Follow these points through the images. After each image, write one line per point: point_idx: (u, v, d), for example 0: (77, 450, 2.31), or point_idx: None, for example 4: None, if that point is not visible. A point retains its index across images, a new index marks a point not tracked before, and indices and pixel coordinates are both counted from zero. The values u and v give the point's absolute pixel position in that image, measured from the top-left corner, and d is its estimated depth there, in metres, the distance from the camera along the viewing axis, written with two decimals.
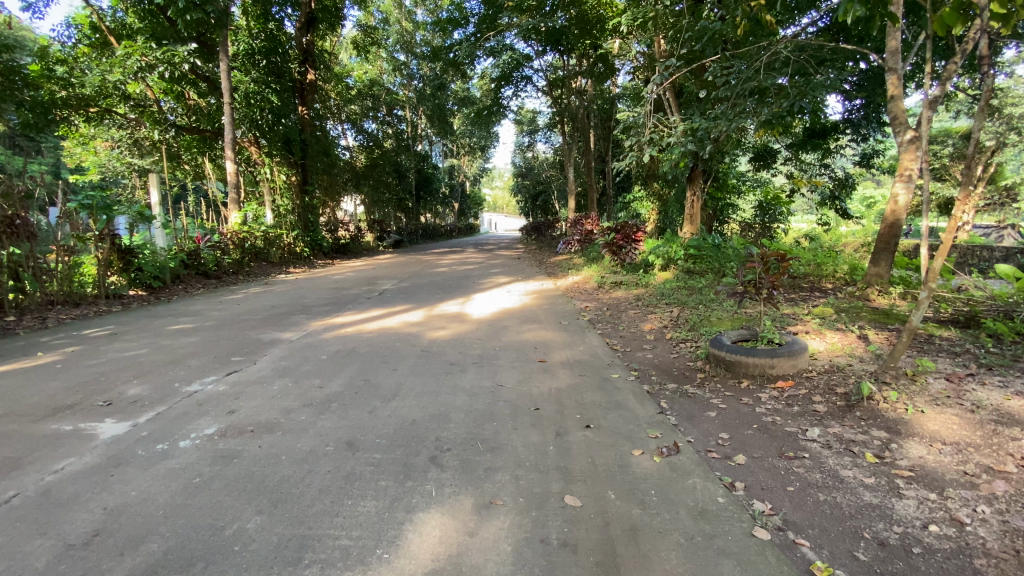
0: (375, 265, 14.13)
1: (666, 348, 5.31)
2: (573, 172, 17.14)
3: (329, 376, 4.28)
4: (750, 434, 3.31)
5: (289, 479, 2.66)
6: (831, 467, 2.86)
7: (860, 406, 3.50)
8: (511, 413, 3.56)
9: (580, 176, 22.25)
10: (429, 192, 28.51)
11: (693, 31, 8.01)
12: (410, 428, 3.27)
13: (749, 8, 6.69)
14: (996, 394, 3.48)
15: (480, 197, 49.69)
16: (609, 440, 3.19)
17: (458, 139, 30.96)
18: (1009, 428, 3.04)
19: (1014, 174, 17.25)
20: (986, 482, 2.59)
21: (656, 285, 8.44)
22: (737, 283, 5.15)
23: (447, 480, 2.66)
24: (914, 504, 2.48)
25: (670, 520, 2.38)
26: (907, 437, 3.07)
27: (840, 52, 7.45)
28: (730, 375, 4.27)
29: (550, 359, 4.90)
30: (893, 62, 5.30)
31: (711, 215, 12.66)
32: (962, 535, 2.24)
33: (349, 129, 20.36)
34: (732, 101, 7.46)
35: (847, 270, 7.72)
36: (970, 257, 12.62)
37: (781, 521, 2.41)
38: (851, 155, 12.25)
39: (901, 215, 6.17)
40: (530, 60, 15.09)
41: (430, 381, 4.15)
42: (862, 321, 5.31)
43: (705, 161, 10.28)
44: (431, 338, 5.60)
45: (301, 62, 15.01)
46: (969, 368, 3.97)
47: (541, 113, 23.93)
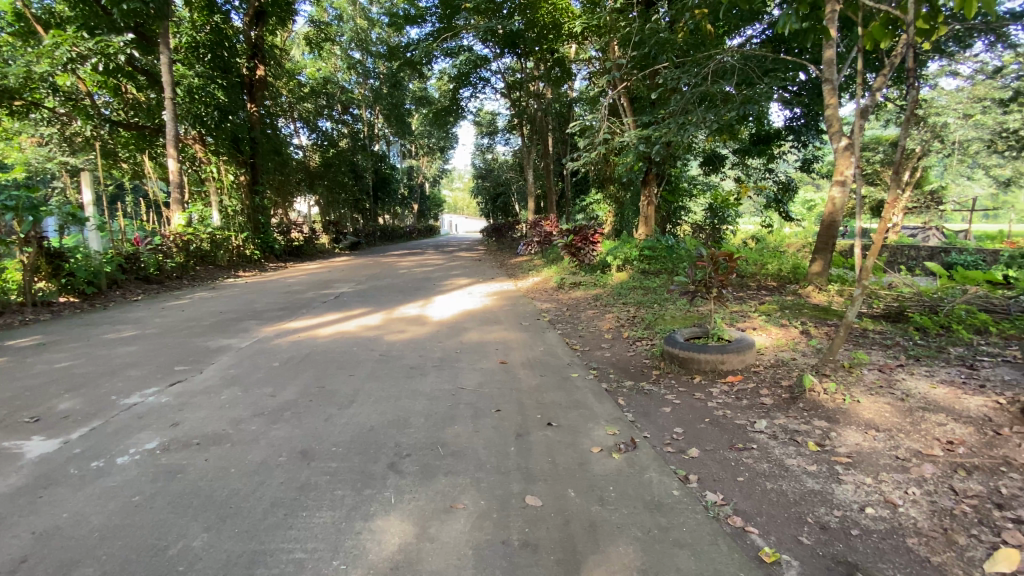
0: (330, 268, 13.75)
1: (624, 346, 5.45)
2: (532, 176, 17.15)
3: (281, 384, 4.12)
4: (701, 428, 3.43)
5: (239, 492, 2.54)
6: (777, 456, 3.01)
7: (803, 397, 3.69)
8: (472, 415, 3.54)
9: (539, 179, 22.39)
10: (387, 193, 27.94)
11: (644, 36, 8.22)
12: (367, 435, 3.20)
13: (692, 14, 7.03)
14: (923, 383, 3.76)
15: (440, 199, 48.99)
16: (569, 438, 3.24)
17: (416, 141, 30.55)
18: (934, 414, 3.29)
19: (938, 178, 18.62)
20: (916, 465, 2.79)
21: (614, 285, 8.66)
22: (686, 282, 5.32)
23: (406, 487, 2.61)
24: (852, 488, 2.64)
25: (628, 515, 2.43)
26: (846, 426, 3.27)
27: (782, 62, 7.65)
28: (684, 370, 4.45)
29: (511, 360, 4.93)
30: (830, 73, 5.48)
31: (664, 217, 13.23)
32: (895, 516, 2.40)
33: (303, 128, 19.90)
34: (684, 109, 7.73)
35: (790, 269, 8.19)
36: (899, 257, 13.56)
37: (732, 511, 2.51)
38: (792, 160, 12.83)
39: (837, 217, 6.54)
40: (487, 62, 14.99)
41: (389, 385, 4.08)
42: (804, 316, 5.63)
43: (658, 165, 10.71)
44: (390, 341, 5.51)
45: (250, 58, 14.55)
46: (899, 359, 4.28)
47: (500, 115, 23.86)
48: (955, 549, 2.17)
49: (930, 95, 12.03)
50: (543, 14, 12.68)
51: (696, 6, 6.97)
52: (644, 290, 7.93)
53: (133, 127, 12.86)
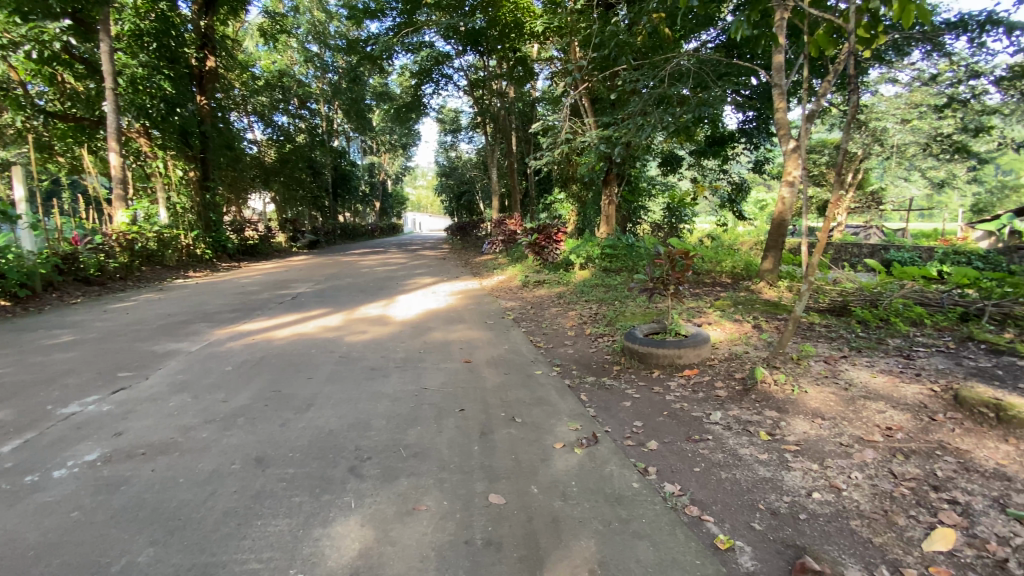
0: (287, 267, 13.31)
1: (586, 343, 5.53)
2: (496, 175, 17.10)
3: (235, 389, 3.96)
4: (660, 421, 3.53)
5: (189, 503, 2.43)
6: (731, 446, 3.12)
7: (755, 389, 3.85)
8: (435, 416, 3.51)
9: (503, 177, 22.39)
10: (347, 190, 27.27)
11: (603, 37, 8.34)
12: (326, 439, 3.12)
13: (650, 17, 7.15)
14: (864, 373, 3.99)
15: (402, 197, 48.20)
16: (532, 436, 3.26)
17: (377, 137, 29.95)
18: (873, 402, 3.50)
19: (878, 180, 19.79)
20: (858, 450, 2.96)
21: (577, 283, 8.76)
22: (645, 279, 5.46)
23: (367, 491, 2.57)
24: (801, 475, 2.77)
25: (590, 509, 2.47)
26: (795, 415, 3.43)
27: (735, 67, 7.91)
28: (643, 365, 4.55)
29: (475, 359, 4.91)
30: (779, 79, 5.71)
31: (623, 216, 13.63)
32: (839, 500, 2.54)
33: (257, 123, 19.18)
34: (643, 111, 7.89)
35: (742, 266, 8.54)
36: (843, 254, 14.30)
37: (689, 501, 2.59)
38: (746, 161, 13.11)
39: (786, 217, 6.85)
40: (449, 59, 14.85)
41: (349, 388, 3.99)
42: (756, 311, 5.87)
43: (619, 165, 10.93)
44: (350, 342, 5.39)
45: (199, 48, 13.92)
46: (842, 351, 4.53)
47: (463, 113, 23.69)
48: (895, 530, 2.31)
49: (870, 101, 12.74)
50: (505, 12, 12.67)
51: (653, 10, 7.15)
52: (607, 288, 8.07)
53: (71, 119, 12.03)
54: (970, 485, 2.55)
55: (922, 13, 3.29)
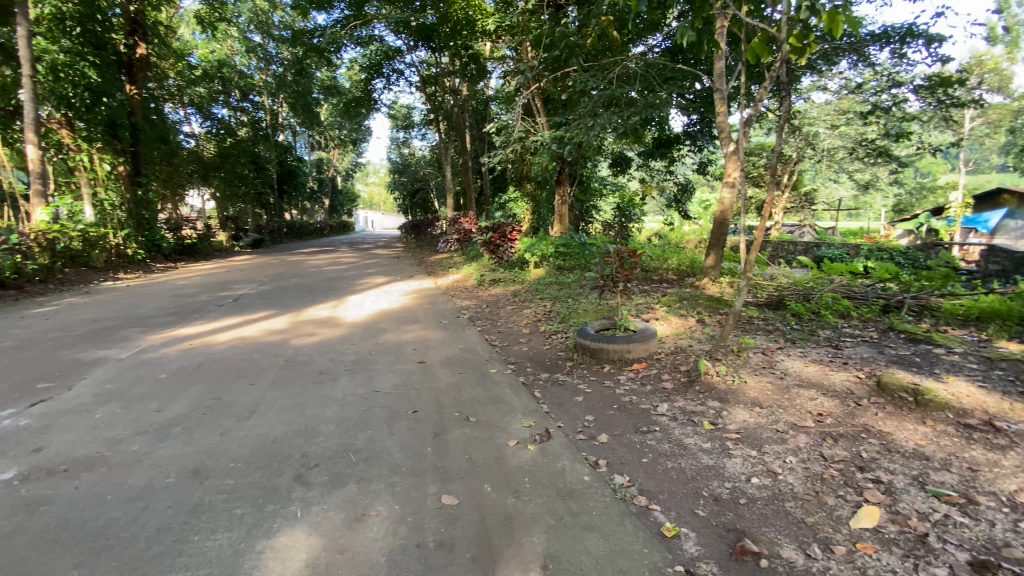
0: (230, 268, 12.67)
1: (540, 340, 5.59)
2: (451, 173, 16.94)
3: (170, 397, 3.74)
4: (611, 415, 3.62)
5: (118, 521, 2.27)
6: (677, 437, 3.25)
7: (699, 380, 4.03)
8: (387, 418, 3.45)
9: (457, 175, 22.22)
10: (294, 186, 26.23)
11: (554, 38, 8.44)
12: (271, 446, 3.00)
13: (599, 19, 7.29)
14: (798, 362, 4.25)
15: (353, 194, 46.87)
16: (486, 434, 3.26)
17: (326, 132, 28.98)
18: (806, 389, 3.74)
19: (810, 181, 21.03)
20: (792, 436, 3.15)
21: (531, 281, 8.83)
22: (596, 277, 5.58)
23: (314, 499, 2.49)
24: (741, 461, 2.92)
25: (542, 504, 2.50)
26: (735, 404, 3.61)
27: (680, 72, 8.18)
28: (595, 361, 4.66)
29: (428, 359, 4.86)
30: (720, 84, 5.97)
31: (576, 215, 13.78)
32: (776, 484, 2.69)
33: (194, 115, 18.11)
34: (593, 112, 8.06)
35: (687, 263, 8.90)
36: (780, 251, 15.08)
37: (638, 491, 2.67)
38: (689, 163, 13.46)
39: (727, 216, 7.19)
40: (400, 54, 14.56)
41: (296, 393, 3.85)
42: (700, 307, 6.13)
43: (571, 165, 11.12)
44: (297, 345, 5.20)
45: (128, 34, 12.99)
46: (778, 342, 4.81)
47: (415, 109, 23.30)
48: (825, 509, 2.47)
49: (803, 107, 13.53)
50: (456, 9, 12.57)
51: (603, 13, 7.29)
52: (560, 286, 8.18)
53: None
54: (890, 464, 2.77)
55: (850, 23, 3.56)
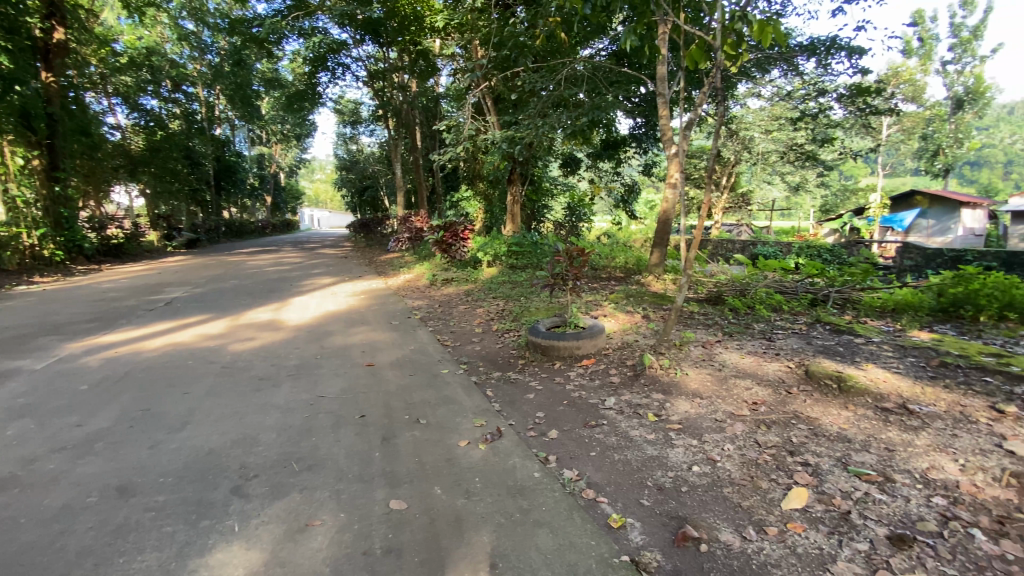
0: (162, 270, 11.85)
1: (492, 339, 5.60)
2: (401, 171, 16.61)
3: (92, 410, 3.46)
4: (560, 410, 3.68)
5: (30, 546, 2.09)
6: (623, 429, 3.35)
7: (644, 373, 4.17)
8: (333, 424, 3.34)
9: (407, 174, 21.82)
10: (233, 183, 24.89)
11: (503, 38, 8.47)
12: (208, 458, 2.85)
13: (547, 21, 7.38)
14: (735, 354, 4.49)
15: (298, 191, 45.03)
16: (436, 436, 3.23)
17: (267, 126, 27.69)
18: (741, 379, 3.96)
19: (748, 182, 22.19)
20: (730, 424, 3.32)
21: (484, 280, 8.82)
22: (546, 275, 5.65)
23: (254, 511, 2.38)
24: (683, 451, 3.05)
25: (492, 503, 2.51)
26: (678, 396, 3.76)
27: (625, 75, 8.43)
28: (546, 358, 4.72)
29: (377, 361, 4.75)
30: (662, 88, 6.18)
31: (529, 214, 13.89)
32: (715, 471, 2.83)
33: (119, 105, 16.80)
34: (542, 112, 8.14)
35: (634, 261, 9.19)
36: (720, 249, 15.79)
37: (586, 485, 2.74)
38: (636, 164, 13.90)
39: (670, 216, 7.48)
40: (345, 47, 14.12)
41: (234, 401, 3.67)
42: (646, 303, 6.34)
43: (522, 165, 11.21)
44: (237, 351, 4.95)
45: (44, 17, 11.65)
46: (717, 336, 5.06)
47: (363, 105, 22.68)
48: (760, 493, 2.62)
49: (740, 112, 14.28)
50: (404, 3, 12.38)
51: (551, 15, 7.37)
52: (513, 285, 8.23)
53: None
54: (817, 447, 2.97)
55: (777, 34, 3.76)
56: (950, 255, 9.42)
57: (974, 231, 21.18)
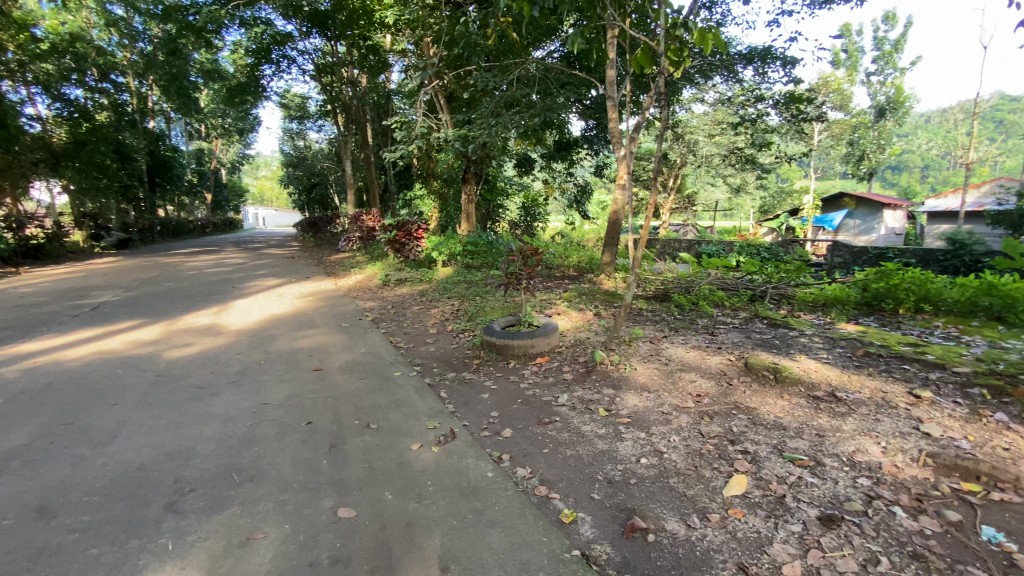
0: (88, 272, 11.00)
1: (446, 339, 5.56)
2: (351, 168, 16.15)
3: (5, 427, 3.17)
4: (514, 409, 3.70)
5: None
6: (576, 425, 3.41)
7: (596, 370, 4.26)
8: (278, 432, 3.22)
9: (358, 171, 21.28)
10: (169, 179, 23.42)
11: (454, 36, 8.42)
12: (139, 474, 2.67)
13: (498, 21, 7.38)
14: (680, 349, 4.66)
15: (242, 189, 42.98)
16: (387, 440, 3.17)
17: (207, 120, 26.26)
18: (687, 373, 4.12)
19: (693, 184, 23.09)
20: (676, 416, 3.45)
21: (438, 280, 8.74)
22: (500, 275, 5.67)
23: (189, 528, 2.26)
24: (632, 444, 3.14)
25: (445, 506, 2.49)
26: (628, 391, 3.87)
27: (575, 78, 8.59)
28: (500, 357, 4.74)
29: (326, 365, 4.61)
30: (611, 92, 6.32)
31: (483, 214, 13.87)
32: (662, 462, 2.93)
33: (38, 94, 15.45)
34: (494, 111, 8.15)
35: (586, 260, 9.37)
36: (669, 248, 16.36)
37: (538, 482, 2.76)
38: (588, 166, 14.22)
39: (620, 216, 7.68)
40: (290, 39, 13.60)
41: (170, 412, 3.46)
42: (597, 301, 6.48)
43: (476, 164, 11.19)
44: (173, 358, 4.67)
45: None
46: (664, 331, 5.24)
47: (310, 100, 21.93)
48: (704, 482, 2.73)
49: (685, 116, 14.86)
50: None
51: (502, 15, 7.39)
52: (467, 285, 8.19)
53: None
54: (755, 436, 3.13)
55: (717, 42, 3.92)
56: (874, 253, 10.17)
57: (895, 230, 22.99)
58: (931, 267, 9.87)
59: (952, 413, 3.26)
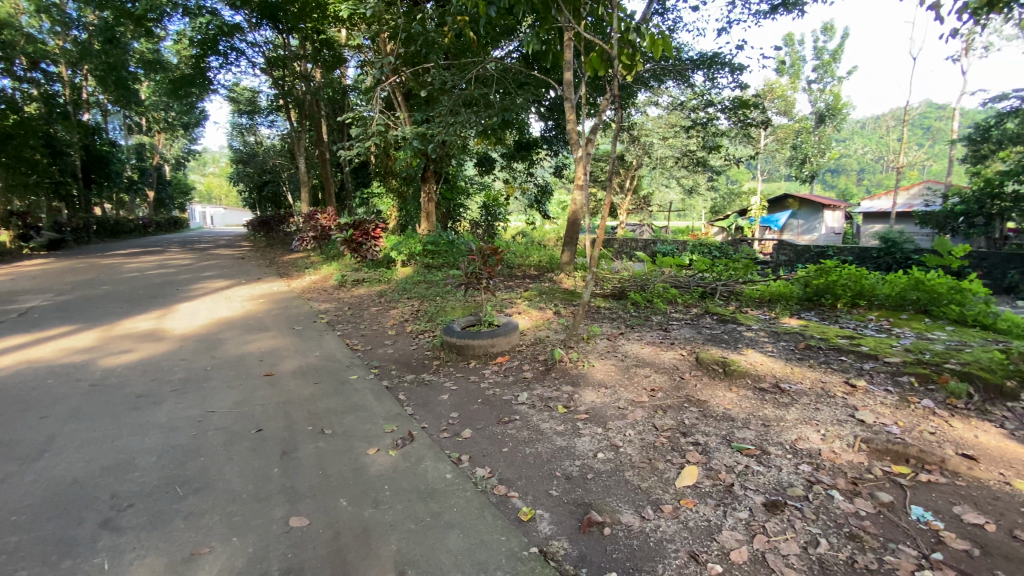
0: (13, 275, 10.18)
1: (405, 341, 5.48)
2: (305, 165, 15.65)
3: None
4: (474, 409, 3.70)
5: None
6: (535, 423, 3.44)
7: (555, 367, 4.32)
8: (226, 441, 3.09)
9: (313, 169, 20.66)
10: (106, 176, 21.98)
11: (411, 34, 8.33)
12: (71, 490, 2.51)
13: (456, 19, 7.35)
14: (636, 345, 4.79)
15: (187, 186, 40.89)
16: (342, 445, 3.10)
17: (148, 113, 24.82)
18: (642, 368, 4.23)
19: (649, 185, 23.71)
20: (632, 411, 3.54)
21: (398, 280, 8.61)
22: (460, 275, 5.64)
23: (126, 546, 2.14)
24: (589, 439, 3.20)
25: (402, 510, 2.46)
26: (585, 387, 3.94)
27: (532, 79, 8.68)
28: (460, 357, 4.72)
29: (278, 370, 4.46)
30: (568, 93, 6.41)
31: (444, 213, 13.76)
32: (618, 456, 3.00)
33: None
34: (452, 110, 8.09)
35: (546, 259, 9.47)
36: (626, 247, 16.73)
37: (497, 481, 2.77)
38: (548, 166, 14.38)
39: (579, 215, 7.80)
40: (239, 31, 13.05)
41: (105, 423, 3.25)
42: (556, 300, 6.56)
43: (435, 163, 11.11)
44: (110, 366, 4.40)
45: None
46: (621, 328, 5.37)
47: (261, 94, 21.10)
48: (658, 474, 2.82)
49: (640, 119, 15.25)
50: None
51: (459, 14, 7.36)
52: (427, 285, 8.11)
53: None
54: (706, 427, 3.26)
55: (667, 48, 4.09)
56: (815, 251, 10.76)
57: (834, 229, 24.43)
58: (866, 263, 10.54)
59: (884, 400, 3.50)
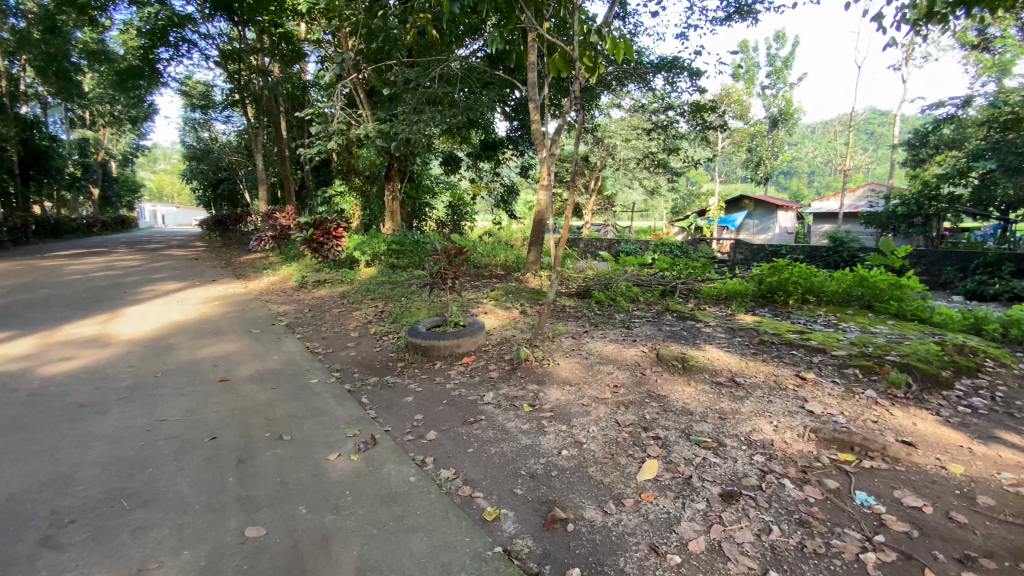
0: None
1: (369, 342, 5.39)
2: (263, 163, 15.14)
3: None
4: (438, 410, 3.67)
5: None
6: (500, 422, 3.45)
7: (520, 366, 4.34)
8: (177, 450, 2.96)
9: (272, 167, 20.02)
10: (45, 172, 20.63)
11: (373, 30, 8.20)
12: (3, 508, 2.35)
13: (418, 17, 7.28)
14: (599, 343, 4.87)
15: (135, 183, 38.85)
16: (302, 451, 3.02)
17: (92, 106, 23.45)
18: (605, 365, 4.31)
19: (614, 185, 24.11)
20: (595, 407, 3.60)
21: (361, 281, 8.47)
22: (425, 275, 5.59)
23: (67, 565, 2.02)
24: (554, 437, 3.23)
25: (364, 515, 2.42)
26: (550, 386, 3.98)
27: (497, 79, 8.72)
28: (425, 358, 4.68)
29: (234, 376, 4.31)
30: (532, 94, 6.44)
31: (409, 212, 13.61)
32: (582, 453, 3.04)
33: None
34: (416, 108, 8.01)
35: (513, 258, 9.51)
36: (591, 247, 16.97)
37: (462, 482, 2.77)
38: (514, 166, 14.44)
39: (545, 215, 7.87)
40: (191, 21, 12.50)
41: (43, 435, 3.06)
42: (522, 299, 6.58)
43: (399, 162, 10.97)
44: (49, 374, 4.14)
45: None
46: (585, 327, 5.44)
47: (216, 88, 20.28)
48: (620, 469, 2.88)
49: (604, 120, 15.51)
50: None
51: (422, 11, 7.30)
52: (392, 285, 8.01)
53: None
54: (666, 422, 3.35)
55: (629, 52, 4.15)
56: (769, 250, 11.23)
57: (787, 229, 25.55)
58: (816, 261, 11.07)
59: (831, 392, 3.69)
